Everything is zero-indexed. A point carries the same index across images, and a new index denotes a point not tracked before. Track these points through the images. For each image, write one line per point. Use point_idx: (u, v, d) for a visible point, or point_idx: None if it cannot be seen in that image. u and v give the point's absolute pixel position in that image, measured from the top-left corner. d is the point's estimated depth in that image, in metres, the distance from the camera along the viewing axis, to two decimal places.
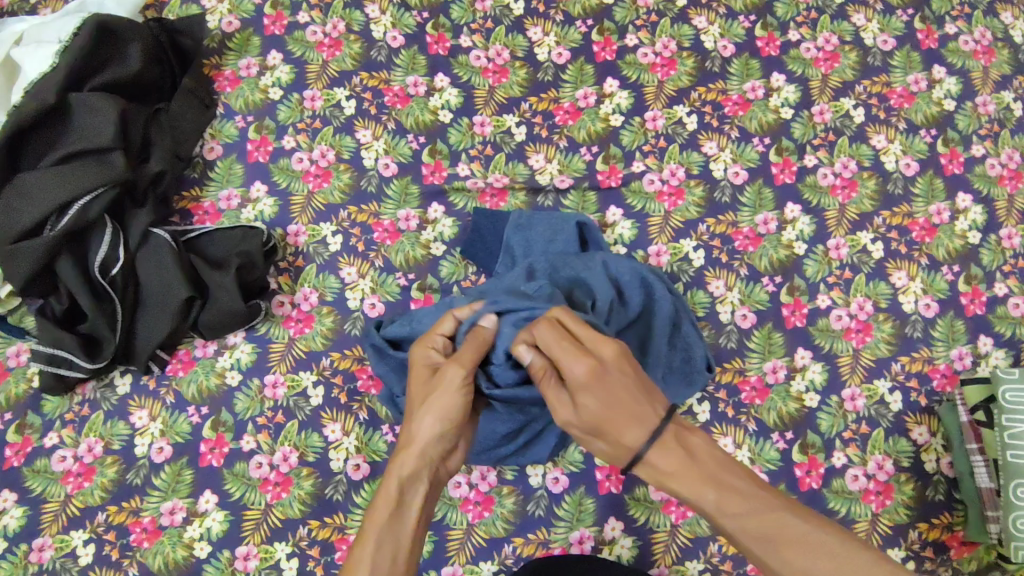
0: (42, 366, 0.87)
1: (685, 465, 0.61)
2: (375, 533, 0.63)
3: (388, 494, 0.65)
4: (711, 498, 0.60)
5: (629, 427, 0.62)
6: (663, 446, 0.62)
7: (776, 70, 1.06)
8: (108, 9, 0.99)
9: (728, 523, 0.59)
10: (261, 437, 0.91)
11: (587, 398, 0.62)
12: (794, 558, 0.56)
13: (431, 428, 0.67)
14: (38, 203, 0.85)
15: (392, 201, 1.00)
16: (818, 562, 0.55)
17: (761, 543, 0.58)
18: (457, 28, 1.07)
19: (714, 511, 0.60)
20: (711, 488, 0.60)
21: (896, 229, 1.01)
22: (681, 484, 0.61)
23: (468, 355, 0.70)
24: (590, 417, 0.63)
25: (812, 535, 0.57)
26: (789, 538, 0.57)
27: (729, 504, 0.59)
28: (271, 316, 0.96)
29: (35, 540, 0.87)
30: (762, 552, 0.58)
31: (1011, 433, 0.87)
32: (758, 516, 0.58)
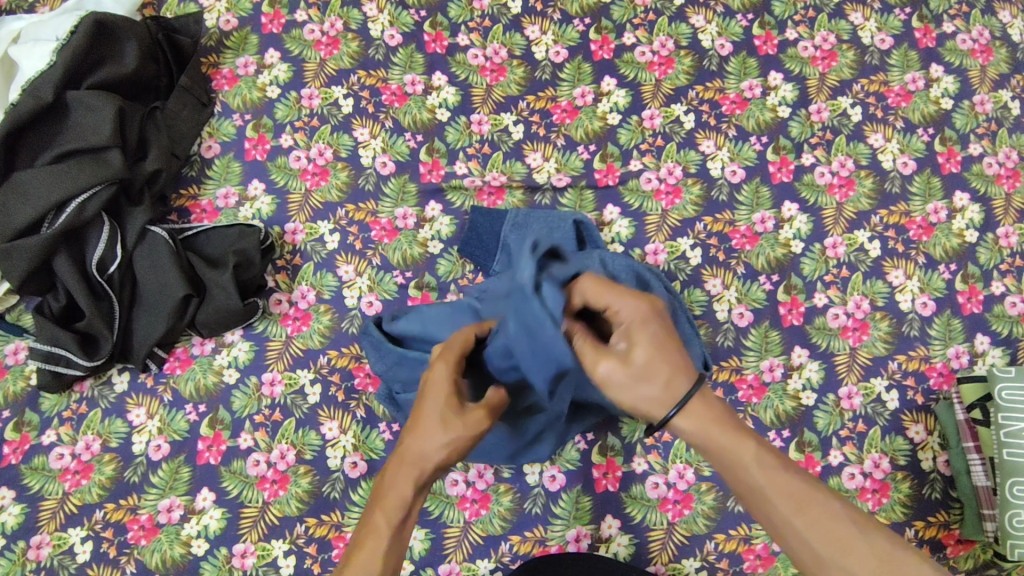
0: (39, 364, 0.87)
1: (728, 416, 0.61)
2: (386, 538, 0.61)
3: (404, 497, 0.63)
4: (749, 446, 0.60)
5: (676, 371, 0.61)
6: (705, 398, 0.62)
7: (773, 68, 1.06)
8: (106, 7, 1.00)
9: (760, 477, 0.59)
10: (258, 435, 0.92)
11: (641, 335, 0.61)
12: (820, 519, 0.57)
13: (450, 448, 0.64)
14: (35, 201, 0.86)
15: (390, 199, 1.00)
16: (838, 528, 0.57)
17: (789, 499, 0.58)
18: (454, 27, 1.07)
19: (752, 462, 0.59)
20: (753, 438, 0.60)
21: (893, 227, 1.01)
22: (720, 433, 0.60)
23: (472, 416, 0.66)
24: (642, 357, 0.61)
25: (838, 504, 0.58)
26: (818, 502, 0.58)
27: (766, 457, 0.60)
28: (269, 314, 0.96)
29: (32, 537, 0.87)
30: (793, 510, 0.58)
31: (1007, 432, 0.86)
32: (791, 473, 0.59)
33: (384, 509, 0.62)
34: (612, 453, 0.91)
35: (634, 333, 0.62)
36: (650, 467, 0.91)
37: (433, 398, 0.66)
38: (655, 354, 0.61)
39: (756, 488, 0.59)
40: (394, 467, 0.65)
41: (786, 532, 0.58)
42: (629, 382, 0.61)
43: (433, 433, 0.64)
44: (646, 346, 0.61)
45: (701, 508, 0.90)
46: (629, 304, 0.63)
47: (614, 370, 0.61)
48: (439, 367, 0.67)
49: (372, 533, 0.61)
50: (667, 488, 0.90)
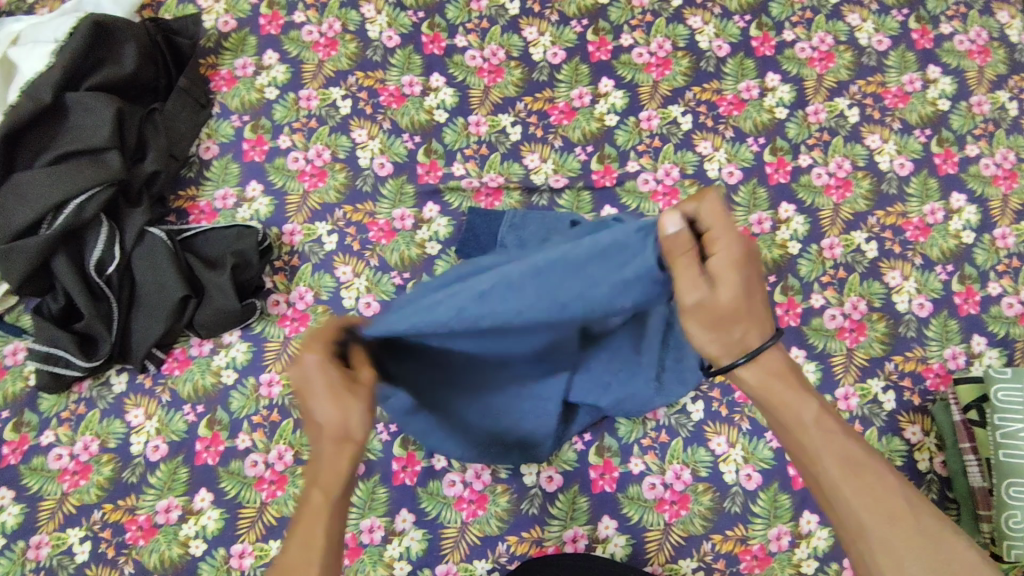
0: (38, 365, 0.87)
1: (795, 376, 0.63)
2: (328, 518, 0.59)
3: (339, 472, 0.60)
4: (810, 409, 0.61)
5: (753, 325, 0.60)
6: (779, 357, 0.62)
7: (770, 70, 1.06)
8: (105, 9, 1.00)
9: (817, 438, 0.60)
10: (256, 436, 0.92)
11: (735, 276, 0.58)
12: (870, 486, 0.58)
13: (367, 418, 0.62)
14: (34, 202, 0.86)
15: (387, 200, 1.00)
16: (888, 499, 0.58)
17: (843, 463, 0.59)
18: (452, 28, 1.07)
19: (811, 422, 0.61)
20: (815, 400, 0.61)
21: (890, 228, 1.01)
22: (788, 390, 0.62)
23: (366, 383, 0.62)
24: (735, 300, 0.58)
25: (893, 478, 0.59)
26: (873, 471, 0.59)
27: (827, 421, 0.61)
28: (267, 315, 0.96)
29: (31, 537, 0.87)
30: (843, 472, 0.59)
31: (1003, 433, 0.86)
32: (848, 439, 0.60)
33: (319, 489, 0.60)
34: (609, 454, 0.92)
35: (728, 273, 0.58)
36: (647, 467, 0.91)
37: (319, 387, 0.60)
38: (743, 295, 0.59)
39: (811, 448, 0.61)
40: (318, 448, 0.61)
41: (833, 496, 0.59)
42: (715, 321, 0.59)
43: (345, 405, 0.60)
44: (737, 289, 0.58)
45: (698, 508, 0.90)
46: (734, 243, 0.58)
47: (701, 305, 0.58)
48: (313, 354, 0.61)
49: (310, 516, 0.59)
50: (664, 489, 0.90)
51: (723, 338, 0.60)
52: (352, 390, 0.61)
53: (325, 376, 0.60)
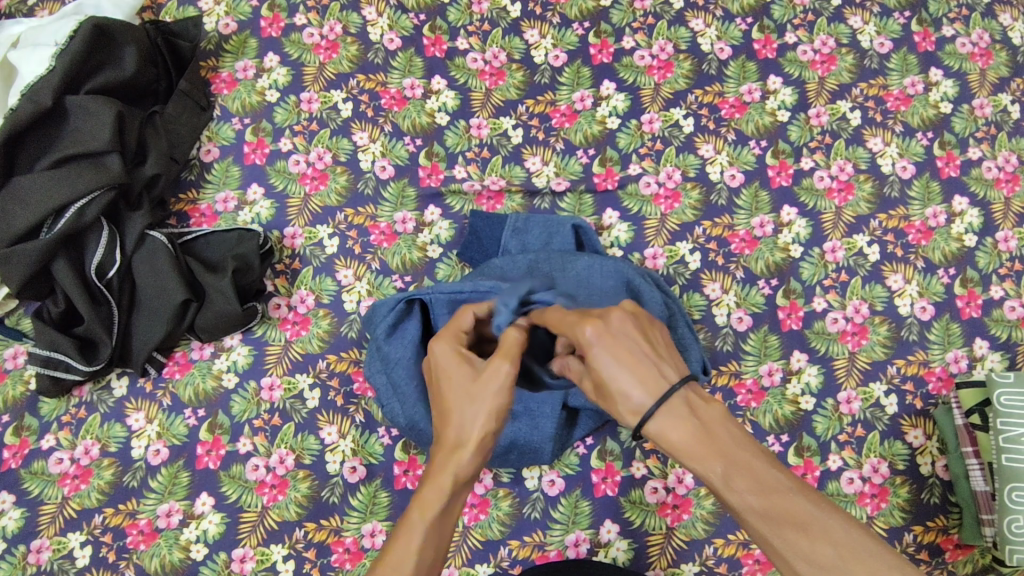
0: (38, 369, 0.87)
1: (693, 431, 0.53)
2: (431, 528, 0.57)
3: (442, 486, 0.58)
4: (716, 469, 0.52)
5: (636, 390, 0.56)
6: (675, 409, 0.54)
7: (772, 72, 1.06)
8: (104, 12, 0.99)
9: (733, 499, 0.51)
10: (257, 440, 0.92)
11: (596, 355, 0.58)
12: (801, 544, 0.48)
13: (482, 424, 0.61)
14: (34, 206, 0.85)
15: (389, 203, 1.00)
16: (824, 548, 0.47)
17: (765, 520, 0.49)
18: (454, 30, 1.07)
19: (717, 480, 0.52)
20: (718, 460, 0.52)
21: (891, 232, 1.01)
22: (685, 452, 0.53)
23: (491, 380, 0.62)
24: (600, 377, 0.58)
25: (826, 518, 0.48)
26: (798, 520, 0.49)
27: (725, 478, 0.52)
28: (268, 318, 0.96)
29: (32, 542, 0.87)
30: (769, 533, 0.50)
31: (1006, 437, 0.86)
32: (767, 493, 0.50)
33: (428, 496, 0.58)
34: (611, 458, 0.91)
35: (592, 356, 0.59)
36: (649, 472, 0.91)
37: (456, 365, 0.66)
38: (614, 372, 0.57)
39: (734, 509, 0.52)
40: (434, 457, 0.61)
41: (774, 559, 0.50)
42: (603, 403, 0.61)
43: (465, 406, 0.62)
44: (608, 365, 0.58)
45: (700, 512, 0.90)
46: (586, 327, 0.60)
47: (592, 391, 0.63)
48: (441, 346, 0.68)
49: (404, 529, 0.57)
50: (666, 493, 0.90)
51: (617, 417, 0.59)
52: (473, 391, 0.62)
53: (452, 366, 0.66)
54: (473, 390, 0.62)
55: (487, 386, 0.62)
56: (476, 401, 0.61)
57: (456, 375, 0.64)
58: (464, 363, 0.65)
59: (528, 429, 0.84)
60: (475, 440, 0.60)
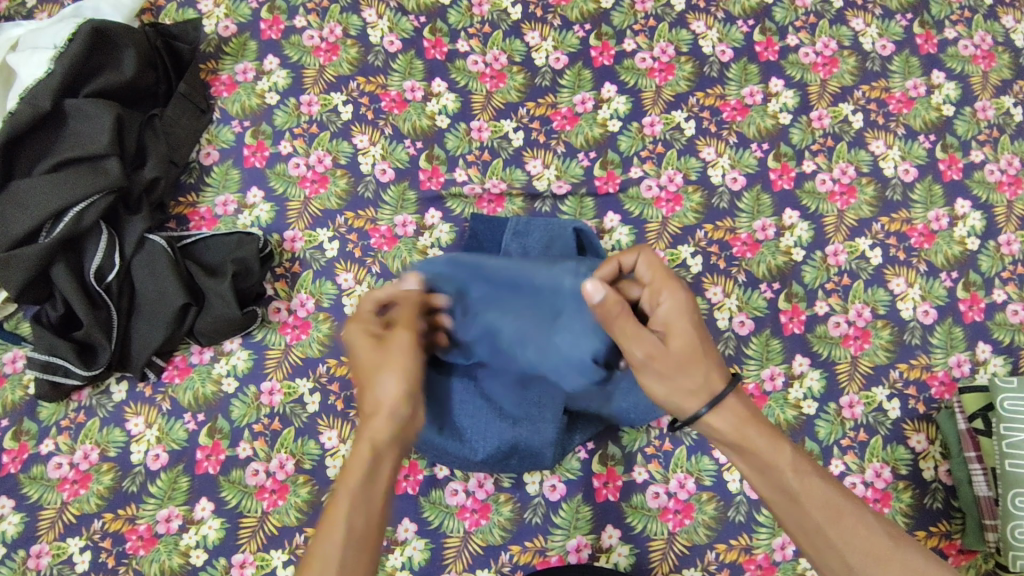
0: (37, 373, 0.87)
1: (762, 423, 0.66)
2: (359, 494, 0.60)
3: (360, 456, 0.62)
4: (784, 455, 0.65)
5: (712, 365, 0.66)
6: (742, 401, 0.67)
7: (774, 75, 1.06)
8: (103, 13, 0.99)
9: (798, 483, 0.64)
10: (257, 445, 0.91)
11: (681, 322, 0.67)
12: (851, 529, 0.62)
13: (394, 391, 0.65)
14: (33, 211, 0.85)
15: (389, 206, 1.00)
16: (867, 535, 0.62)
17: (825, 508, 0.63)
18: (454, 33, 1.06)
19: (788, 465, 0.64)
20: (788, 446, 0.65)
21: (894, 235, 1.00)
22: (764, 441, 0.65)
23: (398, 359, 0.66)
24: (681, 346, 0.66)
25: (870, 517, 0.63)
26: (850, 511, 0.63)
27: (795, 467, 0.64)
28: (268, 322, 0.96)
29: (32, 546, 0.86)
30: (825, 517, 0.63)
31: (1010, 442, 0.86)
32: (823, 483, 0.64)
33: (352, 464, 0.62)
34: (613, 462, 0.91)
35: (675, 323, 0.67)
36: (651, 476, 0.91)
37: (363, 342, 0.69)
38: (694, 341, 0.66)
39: (790, 492, 0.64)
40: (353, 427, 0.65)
41: (817, 538, 0.63)
42: (666, 370, 0.65)
43: (376, 375, 0.65)
44: (684, 339, 0.66)
45: (702, 518, 0.90)
46: (674, 291, 0.68)
47: (651, 357, 0.65)
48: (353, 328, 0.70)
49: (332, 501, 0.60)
50: (668, 498, 0.90)
51: (681, 391, 0.66)
52: (381, 360, 0.66)
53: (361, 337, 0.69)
54: (382, 359, 0.66)
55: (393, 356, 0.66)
56: (390, 367, 0.65)
57: (368, 351, 0.68)
58: (374, 339, 0.68)
59: (530, 434, 0.84)
60: (390, 406, 0.64)
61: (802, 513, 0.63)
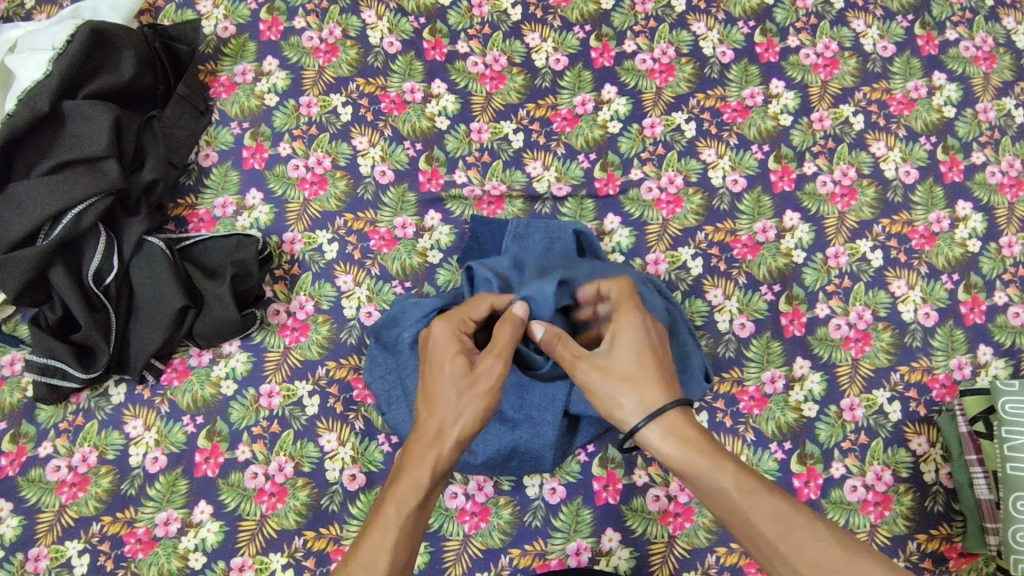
0: (35, 376, 0.86)
1: (705, 440, 0.63)
2: (412, 517, 0.60)
3: (420, 481, 0.62)
4: (727, 470, 0.61)
5: (652, 383, 0.65)
6: (686, 419, 0.64)
7: (775, 76, 1.05)
8: (101, 15, 0.98)
9: (742, 500, 0.59)
10: (256, 447, 0.91)
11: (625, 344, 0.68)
12: (805, 547, 0.56)
13: (466, 421, 0.65)
14: (31, 213, 0.85)
15: (389, 208, 0.99)
16: (824, 550, 0.56)
17: (773, 524, 0.58)
18: (454, 34, 1.06)
19: (733, 483, 0.60)
20: (731, 462, 0.61)
21: (895, 237, 1.00)
22: (705, 459, 0.62)
23: (478, 391, 0.66)
24: (618, 362, 0.67)
25: (828, 531, 0.57)
26: (803, 525, 0.57)
27: (739, 486, 0.60)
28: (267, 324, 0.95)
29: (30, 550, 0.86)
30: (773, 534, 0.57)
31: (1011, 445, 0.86)
32: (772, 497, 0.59)
33: (407, 484, 0.62)
34: (613, 465, 0.91)
35: (619, 343, 0.68)
36: (651, 479, 0.90)
37: (447, 355, 0.69)
38: (633, 359, 0.67)
39: (740, 514, 0.59)
40: (411, 446, 0.65)
41: (772, 558, 0.58)
42: (604, 381, 0.67)
43: (452, 399, 0.66)
44: (628, 354, 0.67)
45: (702, 521, 0.89)
46: (626, 316, 0.70)
47: (592, 369, 0.68)
48: (439, 329, 0.71)
49: (381, 524, 0.59)
50: (668, 501, 0.90)
51: (616, 403, 0.66)
52: (463, 385, 0.66)
53: (447, 351, 0.69)
54: (466, 387, 0.66)
55: (480, 385, 0.66)
56: (469, 398, 0.66)
57: (449, 366, 0.68)
58: (460, 354, 0.69)
59: (530, 437, 0.84)
60: (454, 438, 0.64)
61: (751, 532, 0.59)
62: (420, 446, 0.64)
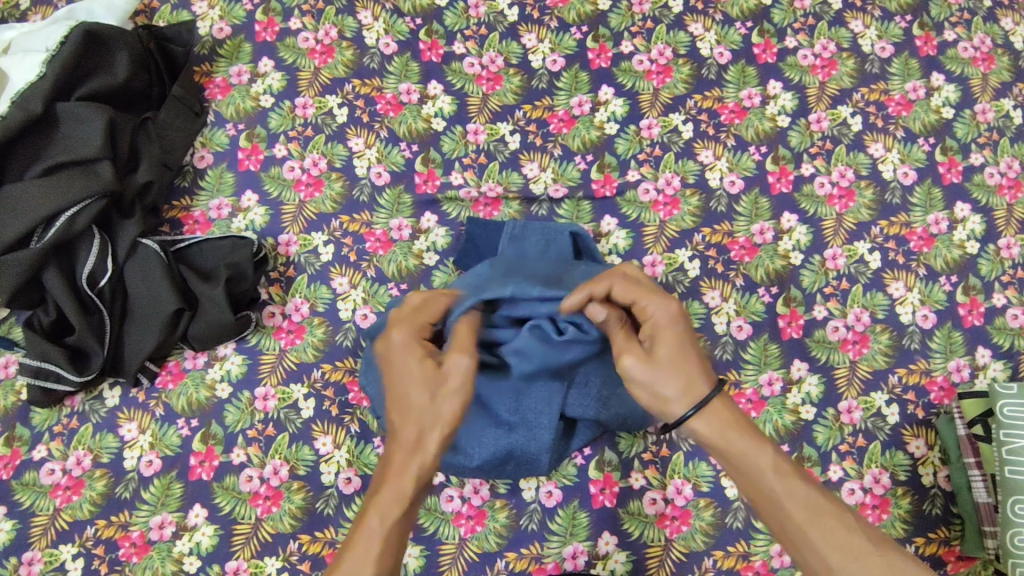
0: (28, 379, 0.86)
1: (745, 425, 0.67)
2: (394, 524, 0.63)
3: (401, 488, 0.63)
4: (767, 454, 0.65)
5: (700, 372, 0.68)
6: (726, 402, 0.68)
7: (773, 77, 1.05)
8: (97, 16, 0.98)
9: (778, 482, 0.64)
10: (251, 451, 0.90)
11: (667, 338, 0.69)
12: (831, 530, 0.61)
13: (445, 423, 0.66)
14: (24, 214, 0.84)
15: (384, 210, 0.99)
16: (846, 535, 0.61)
17: (805, 506, 0.62)
18: (450, 35, 1.06)
19: (773, 468, 0.64)
20: (770, 447, 0.66)
21: (893, 238, 1.00)
22: (748, 446, 0.66)
23: (452, 389, 0.67)
24: (659, 356, 0.68)
25: (851, 518, 0.62)
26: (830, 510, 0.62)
27: (780, 470, 0.64)
28: (262, 327, 0.95)
29: (24, 554, 0.86)
30: (806, 517, 0.62)
31: (1009, 449, 0.85)
32: (803, 483, 0.64)
33: (386, 493, 0.64)
34: (609, 469, 0.90)
35: (659, 335, 0.69)
36: (648, 482, 0.90)
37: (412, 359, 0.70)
38: (672, 352, 0.68)
39: (772, 493, 0.64)
40: (392, 454, 0.66)
41: (798, 534, 0.63)
42: (653, 375, 0.68)
43: (426, 403, 0.67)
44: (670, 345, 0.69)
45: (699, 524, 0.89)
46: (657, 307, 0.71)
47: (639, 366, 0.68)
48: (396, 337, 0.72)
49: (365, 532, 0.62)
50: (665, 504, 0.89)
51: (664, 397, 0.68)
52: (433, 386, 0.67)
53: (410, 356, 0.70)
54: (438, 390, 0.67)
55: (449, 383, 0.67)
56: (446, 397, 0.67)
57: (416, 371, 0.69)
58: (425, 359, 0.69)
59: (527, 442, 0.82)
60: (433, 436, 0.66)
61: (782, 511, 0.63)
62: (399, 453, 0.65)
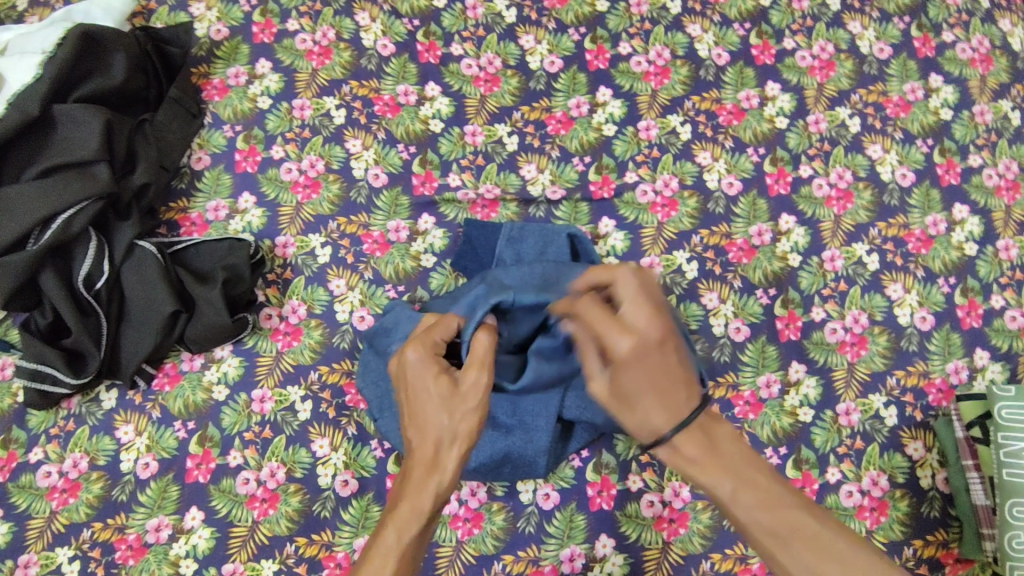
0: (25, 382, 0.86)
1: (706, 455, 0.66)
2: (410, 544, 0.62)
3: (422, 506, 0.63)
4: (724, 487, 0.66)
5: (658, 407, 0.65)
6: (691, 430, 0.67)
7: (770, 78, 1.05)
8: (94, 17, 0.98)
9: (739, 512, 0.65)
10: (248, 453, 0.90)
11: (626, 373, 0.64)
12: (799, 553, 0.61)
13: (462, 443, 0.65)
14: (20, 217, 0.84)
15: (382, 211, 0.99)
16: (819, 553, 0.61)
17: (769, 535, 0.63)
18: (448, 36, 1.05)
19: (732, 502, 0.65)
20: (727, 478, 0.65)
21: (891, 240, 1.00)
22: (707, 480, 0.66)
23: (469, 408, 0.65)
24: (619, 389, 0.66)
25: (822, 531, 0.62)
26: (798, 530, 0.62)
27: (740, 504, 0.65)
28: (259, 328, 0.95)
29: (20, 556, 0.85)
30: (772, 544, 0.63)
31: (1007, 452, 0.85)
32: (769, 508, 0.64)
33: (402, 513, 0.63)
34: (607, 471, 0.90)
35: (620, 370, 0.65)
36: (646, 485, 0.90)
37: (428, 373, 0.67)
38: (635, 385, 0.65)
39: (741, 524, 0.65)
40: (409, 471, 0.65)
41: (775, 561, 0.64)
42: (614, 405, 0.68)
43: (445, 421, 0.65)
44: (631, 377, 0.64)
45: (697, 527, 0.89)
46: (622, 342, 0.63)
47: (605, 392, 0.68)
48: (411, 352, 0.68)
49: (380, 552, 0.62)
50: (662, 507, 0.89)
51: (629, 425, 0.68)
52: (452, 404, 0.65)
53: (426, 374, 0.67)
54: (456, 408, 0.65)
55: (468, 402, 0.65)
56: (464, 416, 0.65)
57: (432, 389, 0.66)
58: (441, 373, 0.67)
59: (524, 444, 0.82)
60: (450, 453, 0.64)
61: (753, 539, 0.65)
62: (418, 472, 0.64)
